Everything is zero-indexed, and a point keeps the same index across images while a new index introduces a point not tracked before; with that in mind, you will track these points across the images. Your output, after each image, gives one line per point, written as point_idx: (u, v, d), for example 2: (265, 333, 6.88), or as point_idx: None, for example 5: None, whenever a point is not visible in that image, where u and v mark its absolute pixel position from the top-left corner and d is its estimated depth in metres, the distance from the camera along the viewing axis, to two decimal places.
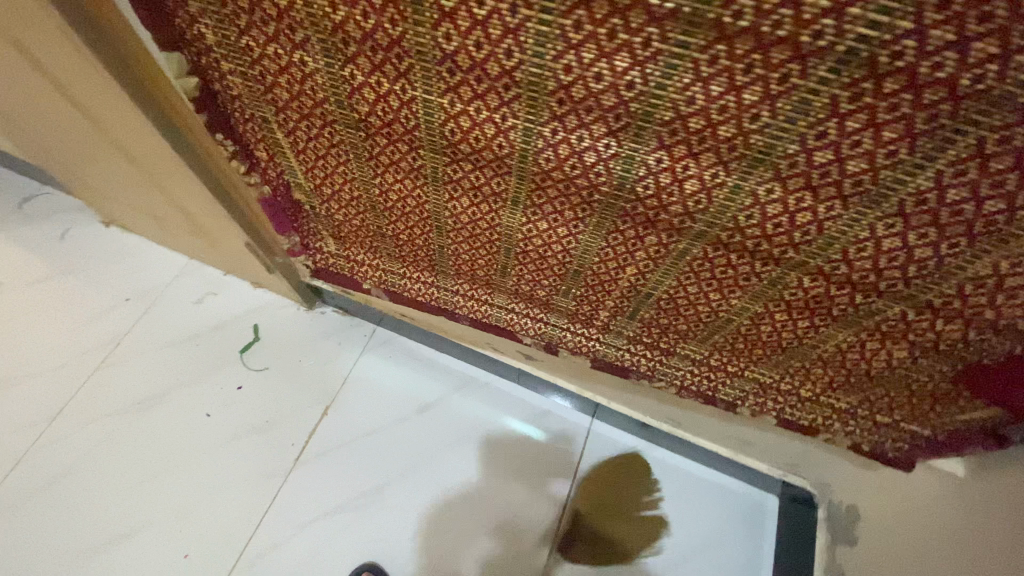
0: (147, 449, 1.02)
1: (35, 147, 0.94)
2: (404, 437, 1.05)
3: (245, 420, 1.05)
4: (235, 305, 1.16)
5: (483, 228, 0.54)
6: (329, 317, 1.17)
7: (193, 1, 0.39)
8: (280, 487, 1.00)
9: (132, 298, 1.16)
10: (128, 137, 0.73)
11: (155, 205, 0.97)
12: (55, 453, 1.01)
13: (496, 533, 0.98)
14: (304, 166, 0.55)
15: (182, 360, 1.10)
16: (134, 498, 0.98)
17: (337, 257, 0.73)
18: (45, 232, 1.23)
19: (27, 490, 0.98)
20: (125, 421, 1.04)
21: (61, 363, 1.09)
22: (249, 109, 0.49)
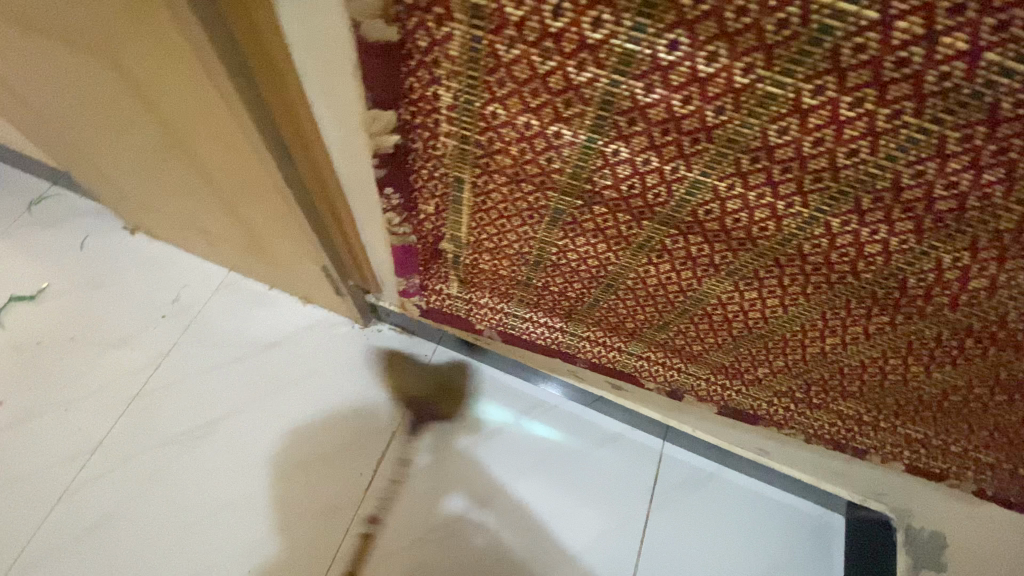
0: (193, 497, 0.93)
1: (74, 152, 0.83)
2: (472, 473, 0.98)
3: (302, 451, 0.97)
4: (284, 324, 1.08)
5: (668, 291, 0.50)
6: (385, 336, 1.09)
7: (446, 64, 0.33)
8: (342, 538, 0.92)
9: (169, 314, 1.07)
10: (221, 161, 0.64)
11: (211, 221, 0.88)
12: (91, 501, 0.92)
13: (521, 546, 0.93)
14: (477, 219, 0.50)
15: (227, 390, 1.01)
16: (179, 554, 0.89)
17: (456, 298, 0.68)
18: (64, 239, 1.13)
19: (70, 534, 0.89)
20: (165, 464, 0.95)
21: (97, 388, 1.00)
22: (443, 168, 0.44)
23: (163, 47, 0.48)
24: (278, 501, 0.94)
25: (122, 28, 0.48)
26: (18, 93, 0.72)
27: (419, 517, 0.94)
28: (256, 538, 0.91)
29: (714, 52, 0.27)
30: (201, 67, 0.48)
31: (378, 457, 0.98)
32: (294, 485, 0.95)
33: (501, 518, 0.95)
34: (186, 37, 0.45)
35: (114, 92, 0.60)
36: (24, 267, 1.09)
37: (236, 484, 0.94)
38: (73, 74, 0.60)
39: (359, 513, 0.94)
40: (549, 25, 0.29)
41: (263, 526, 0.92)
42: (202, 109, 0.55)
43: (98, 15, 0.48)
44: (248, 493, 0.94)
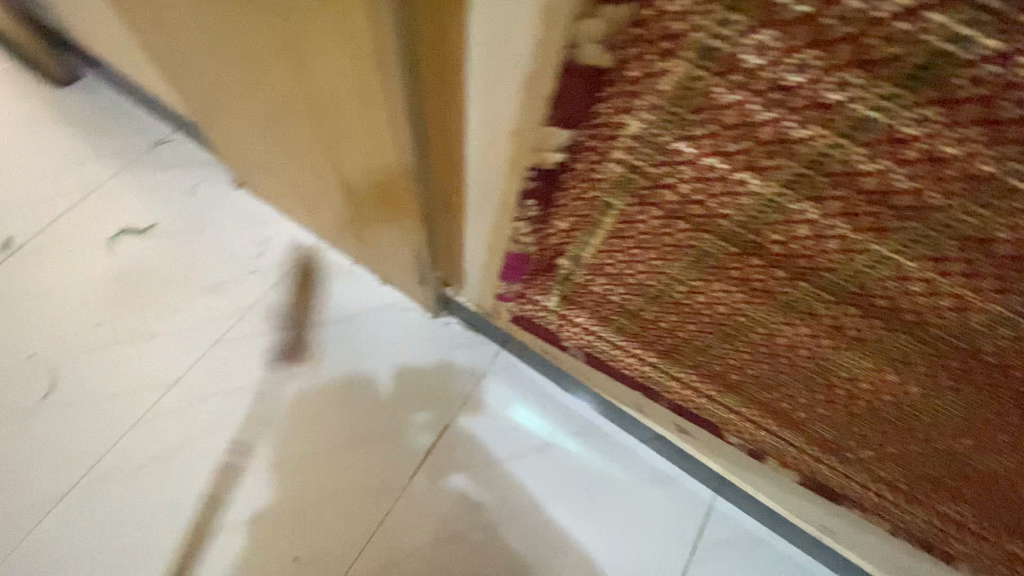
0: (248, 451, 0.97)
1: (210, 107, 0.89)
2: (514, 485, 0.98)
3: (358, 425, 1.00)
4: (360, 299, 1.11)
5: (795, 354, 0.47)
6: (452, 329, 1.10)
7: (650, 95, 0.33)
8: (378, 523, 0.94)
9: (259, 271, 1.11)
10: (352, 140, 0.66)
11: (318, 191, 0.91)
12: (159, 435, 0.97)
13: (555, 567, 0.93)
14: (608, 245, 0.49)
15: (299, 353, 1.05)
16: (228, 504, 0.93)
17: (551, 312, 0.67)
18: (176, 182, 1.20)
19: (140, 459, 0.95)
20: (228, 413, 0.99)
21: (184, 327, 1.05)
22: (596, 193, 0.43)
23: (338, 26, 0.49)
24: (323, 475, 0.96)
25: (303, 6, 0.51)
26: (171, 39, 0.76)
27: (454, 519, 0.95)
28: (300, 503, 0.94)
29: (967, 136, 0.26)
30: (370, 53, 0.49)
31: (429, 447, 1.00)
32: (341, 460, 0.97)
33: (534, 538, 0.95)
34: (365, 22, 0.46)
35: (272, 62, 0.63)
36: (138, 202, 1.17)
37: (288, 450, 0.97)
38: (239, 40, 0.64)
39: (397, 502, 0.95)
40: (785, 78, 0.28)
41: (311, 491, 0.95)
42: (354, 89, 0.56)
43: None
44: (297, 459, 0.97)
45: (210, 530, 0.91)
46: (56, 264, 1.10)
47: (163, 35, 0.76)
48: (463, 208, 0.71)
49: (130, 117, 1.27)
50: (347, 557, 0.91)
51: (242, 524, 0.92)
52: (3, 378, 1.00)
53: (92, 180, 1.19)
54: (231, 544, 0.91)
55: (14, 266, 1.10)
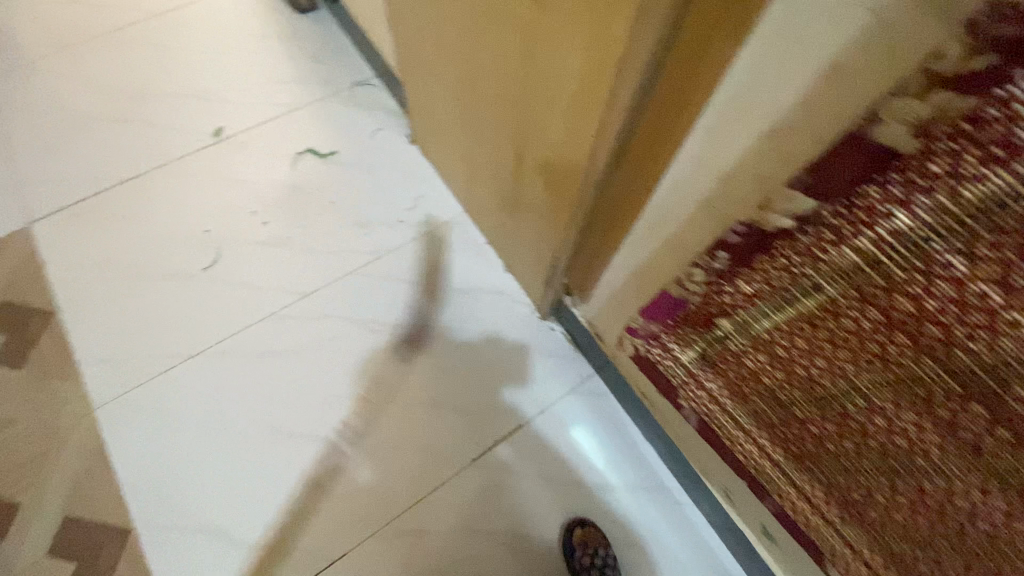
0: (341, 380, 1.04)
1: (420, 67, 0.95)
2: (565, 511, 0.96)
3: (440, 393, 1.03)
4: (481, 278, 1.14)
5: (975, 528, 0.40)
6: (554, 337, 1.09)
7: (944, 198, 0.29)
8: (426, 492, 0.96)
9: (404, 222, 1.19)
10: (545, 136, 0.68)
11: (485, 169, 0.94)
12: (278, 335, 1.07)
13: None
14: (789, 327, 0.45)
15: (412, 308, 1.10)
16: (311, 417, 1.01)
17: (679, 365, 0.61)
18: (362, 122, 1.31)
19: (256, 350, 1.06)
20: (337, 339, 1.07)
21: (327, 251, 1.15)
22: (808, 270, 0.40)
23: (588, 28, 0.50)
24: (395, 426, 1.01)
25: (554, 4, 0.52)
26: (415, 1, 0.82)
27: (497, 519, 0.95)
28: (369, 442, 0.99)
29: None
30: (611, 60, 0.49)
31: (497, 441, 1.00)
32: (416, 420, 1.01)
33: (567, 571, 0.92)
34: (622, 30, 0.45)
35: (499, 44, 0.66)
36: (327, 130, 1.30)
37: (375, 390, 1.03)
38: (476, 17, 0.68)
39: (450, 480, 0.97)
40: None
41: (383, 435, 1.00)
42: (574, 87, 0.56)
43: None
44: (379, 403, 1.02)
45: (288, 435, 1.00)
46: (246, 161, 1.25)
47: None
48: (628, 231, 0.70)
49: (343, 53, 1.41)
50: (391, 512, 0.95)
51: (316, 439, 1.00)
52: (179, 242, 1.15)
53: (297, 99, 1.34)
54: (302, 453, 0.99)
55: (215, 152, 1.26)
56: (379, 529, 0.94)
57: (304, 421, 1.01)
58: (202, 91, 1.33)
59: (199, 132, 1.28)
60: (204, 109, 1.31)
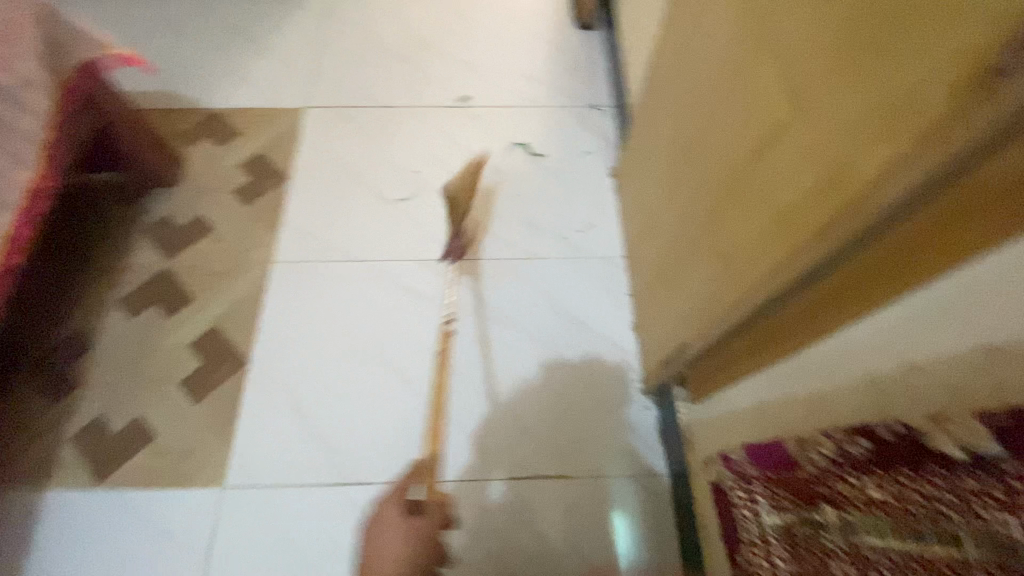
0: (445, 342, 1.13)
1: (656, 118, 0.98)
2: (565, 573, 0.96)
3: (515, 402, 1.08)
4: (606, 326, 1.16)
5: None
6: (644, 416, 1.08)
7: None
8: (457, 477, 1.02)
9: (566, 242, 1.25)
10: (734, 233, 0.66)
11: (665, 233, 0.94)
12: (419, 278, 1.20)
13: None
14: (901, 563, 0.37)
15: (533, 318, 1.16)
16: (407, 358, 1.12)
17: (759, 523, 0.57)
18: (579, 139, 1.39)
19: (397, 281, 1.20)
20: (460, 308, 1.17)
21: (493, 233, 1.26)
22: (956, 520, 0.33)
23: (810, 182, 0.50)
24: (466, 411, 1.07)
25: (806, 120, 0.50)
26: (682, 56, 0.83)
27: (500, 539, 0.98)
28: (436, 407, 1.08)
29: None
30: (817, 218, 0.49)
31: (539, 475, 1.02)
32: (482, 415, 1.07)
33: None
34: (839, 203, 0.45)
35: (735, 131, 0.65)
36: (546, 133, 1.40)
37: (467, 371, 1.11)
38: (725, 99, 0.68)
39: (481, 483, 1.02)
40: None
41: (450, 409, 1.08)
42: (774, 216, 0.56)
43: (802, 99, 0.51)
44: (463, 380, 1.10)
45: (382, 361, 1.12)
46: (471, 132, 1.40)
47: (679, 46, 0.84)
48: (775, 362, 0.65)
49: (593, 75, 1.50)
50: (424, 479, 1.02)
51: (400, 378, 1.10)
52: (391, 169, 1.35)
53: (536, 98, 1.46)
54: (384, 381, 1.10)
55: (452, 114, 1.43)
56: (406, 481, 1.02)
57: (401, 363, 1.12)
58: (467, 62, 1.52)
59: (449, 92, 1.47)
60: (461, 75, 1.50)
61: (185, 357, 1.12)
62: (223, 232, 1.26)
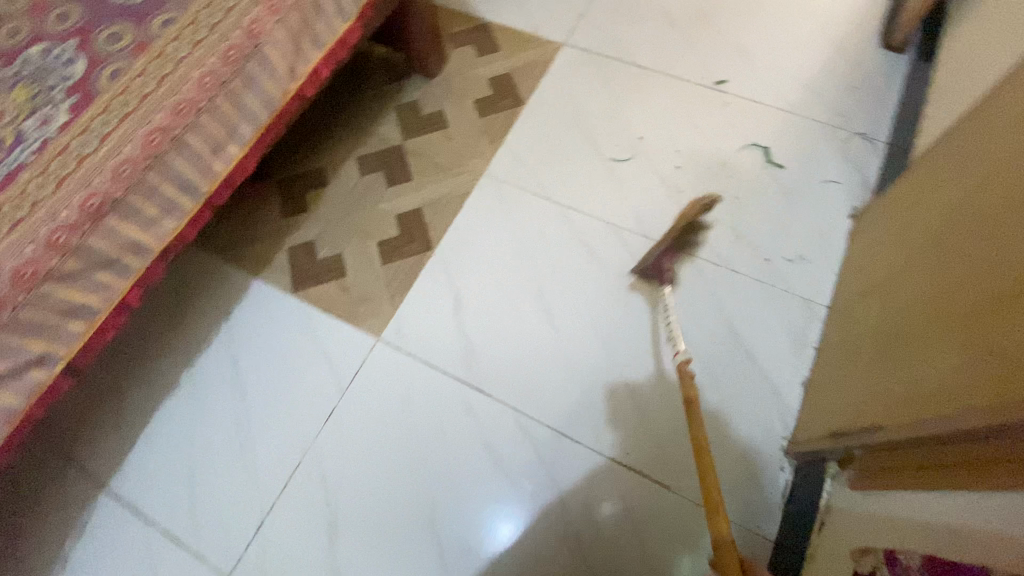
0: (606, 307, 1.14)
1: (939, 166, 0.81)
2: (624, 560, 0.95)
3: (645, 390, 1.06)
4: (775, 367, 1.07)
5: None
6: (775, 475, 1.00)
7: None
8: (564, 429, 1.04)
9: (768, 266, 1.16)
10: (997, 328, 0.53)
11: (897, 299, 0.80)
12: (604, 237, 1.20)
13: None
14: None
15: (699, 324, 1.11)
16: (564, 303, 1.15)
17: None
18: (829, 166, 1.24)
19: (584, 231, 1.22)
20: (633, 282, 1.15)
21: (695, 226, 1.20)
22: None
23: None
24: (598, 378, 1.08)
25: None
26: (995, 118, 0.69)
27: (579, 500, 0.99)
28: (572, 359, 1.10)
29: None
30: (975, 399, 0.53)
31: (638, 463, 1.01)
32: (611, 387, 1.07)
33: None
34: None
35: None
36: (795, 147, 1.27)
37: (614, 342, 1.10)
38: None
39: (583, 444, 1.03)
40: None
41: (585, 367, 1.09)
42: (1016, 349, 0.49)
43: None
44: (606, 346, 1.10)
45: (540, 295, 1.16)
46: (712, 119, 1.33)
47: (943, 162, 0.81)
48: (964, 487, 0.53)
49: (877, 99, 1.30)
50: (536, 417, 1.05)
51: (551, 319, 1.14)
52: (621, 126, 1.34)
53: (800, 106, 1.32)
54: (534, 312, 1.14)
55: (700, 94, 1.36)
56: (519, 409, 1.06)
57: (557, 306, 1.15)
58: (738, 45, 1.42)
59: (709, 72, 1.39)
60: (729, 58, 1.40)
61: (389, 223, 1.28)
62: (454, 130, 1.38)
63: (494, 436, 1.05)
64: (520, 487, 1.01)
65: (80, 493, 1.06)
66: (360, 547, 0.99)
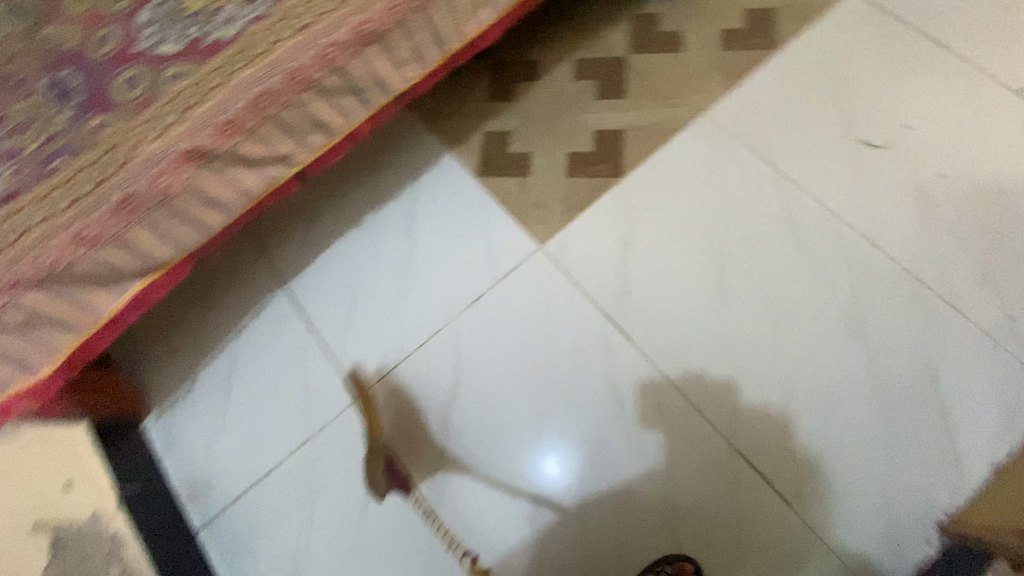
0: (790, 300, 1.03)
1: None
2: (709, 543, 0.92)
3: (799, 398, 0.97)
4: (965, 434, 0.91)
5: None
6: (918, 542, 0.88)
7: None
8: (699, 399, 1.00)
9: (1007, 324, 0.96)
10: None
11: None
12: (814, 225, 1.07)
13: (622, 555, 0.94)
14: None
15: (892, 354, 0.97)
16: (742, 276, 1.06)
17: None
18: None
19: (793, 211, 1.09)
20: (830, 283, 1.03)
21: (931, 249, 1.02)
22: None
23: None
24: (752, 366, 1.00)
25: None
26: None
27: (686, 469, 0.96)
28: (730, 335, 1.02)
29: None
30: None
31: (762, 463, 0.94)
32: (762, 378, 0.99)
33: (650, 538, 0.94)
34: None
35: None
36: None
37: (783, 336, 1.01)
38: None
39: (711, 421, 0.98)
40: None
41: (741, 349, 1.01)
42: None
43: None
44: (772, 337, 1.01)
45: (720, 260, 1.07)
46: (1004, 130, 1.08)
47: None
48: None
49: None
50: (672, 377, 1.01)
51: (723, 287, 1.05)
52: (884, 109, 1.13)
53: None
54: (707, 275, 1.07)
55: (999, 95, 1.11)
56: (657, 362, 1.03)
57: (735, 277, 1.06)
58: None
59: None
60: None
61: (587, 134, 1.22)
62: (685, 58, 1.26)
63: (623, 377, 1.03)
64: (634, 440, 0.99)
65: (264, 289, 1.22)
66: (469, 425, 1.05)
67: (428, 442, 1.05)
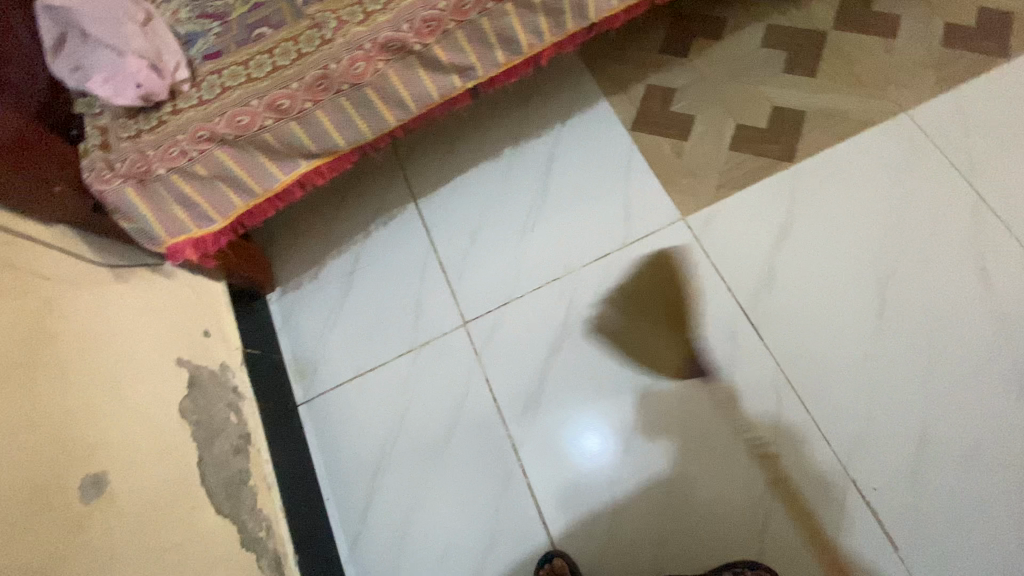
0: (951, 335, 0.93)
1: None
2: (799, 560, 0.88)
3: (936, 443, 0.89)
4: None
5: None
6: None
7: None
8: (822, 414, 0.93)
9: None
10: None
11: None
12: (1005, 264, 0.95)
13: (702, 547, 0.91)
14: None
15: None
16: (904, 300, 0.96)
17: None
18: None
19: (983, 243, 0.97)
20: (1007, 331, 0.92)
21: None
22: None
23: None
24: (891, 396, 0.92)
25: None
26: None
27: (791, 481, 0.91)
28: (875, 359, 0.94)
29: None
30: None
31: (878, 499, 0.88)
32: (900, 411, 0.91)
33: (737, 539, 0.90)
34: None
35: None
36: None
37: (933, 376, 0.92)
38: None
39: (830, 440, 0.92)
40: None
41: (883, 375, 0.93)
42: None
43: None
44: (922, 372, 0.92)
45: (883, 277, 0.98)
46: None
47: None
48: None
49: None
50: (798, 384, 0.95)
51: (879, 305, 0.96)
52: None
53: None
54: (864, 290, 0.98)
55: None
56: (785, 365, 0.97)
57: (893, 300, 0.96)
58: None
59: None
60: None
61: (760, 111, 1.12)
62: (896, 50, 1.12)
63: (745, 371, 0.98)
64: (740, 436, 0.95)
65: (396, 202, 1.25)
66: (571, 376, 1.04)
67: (524, 382, 1.06)
